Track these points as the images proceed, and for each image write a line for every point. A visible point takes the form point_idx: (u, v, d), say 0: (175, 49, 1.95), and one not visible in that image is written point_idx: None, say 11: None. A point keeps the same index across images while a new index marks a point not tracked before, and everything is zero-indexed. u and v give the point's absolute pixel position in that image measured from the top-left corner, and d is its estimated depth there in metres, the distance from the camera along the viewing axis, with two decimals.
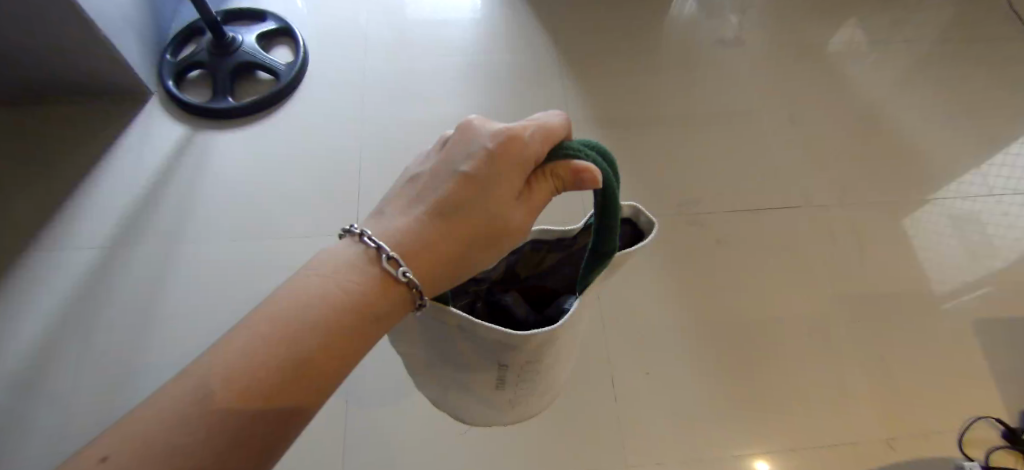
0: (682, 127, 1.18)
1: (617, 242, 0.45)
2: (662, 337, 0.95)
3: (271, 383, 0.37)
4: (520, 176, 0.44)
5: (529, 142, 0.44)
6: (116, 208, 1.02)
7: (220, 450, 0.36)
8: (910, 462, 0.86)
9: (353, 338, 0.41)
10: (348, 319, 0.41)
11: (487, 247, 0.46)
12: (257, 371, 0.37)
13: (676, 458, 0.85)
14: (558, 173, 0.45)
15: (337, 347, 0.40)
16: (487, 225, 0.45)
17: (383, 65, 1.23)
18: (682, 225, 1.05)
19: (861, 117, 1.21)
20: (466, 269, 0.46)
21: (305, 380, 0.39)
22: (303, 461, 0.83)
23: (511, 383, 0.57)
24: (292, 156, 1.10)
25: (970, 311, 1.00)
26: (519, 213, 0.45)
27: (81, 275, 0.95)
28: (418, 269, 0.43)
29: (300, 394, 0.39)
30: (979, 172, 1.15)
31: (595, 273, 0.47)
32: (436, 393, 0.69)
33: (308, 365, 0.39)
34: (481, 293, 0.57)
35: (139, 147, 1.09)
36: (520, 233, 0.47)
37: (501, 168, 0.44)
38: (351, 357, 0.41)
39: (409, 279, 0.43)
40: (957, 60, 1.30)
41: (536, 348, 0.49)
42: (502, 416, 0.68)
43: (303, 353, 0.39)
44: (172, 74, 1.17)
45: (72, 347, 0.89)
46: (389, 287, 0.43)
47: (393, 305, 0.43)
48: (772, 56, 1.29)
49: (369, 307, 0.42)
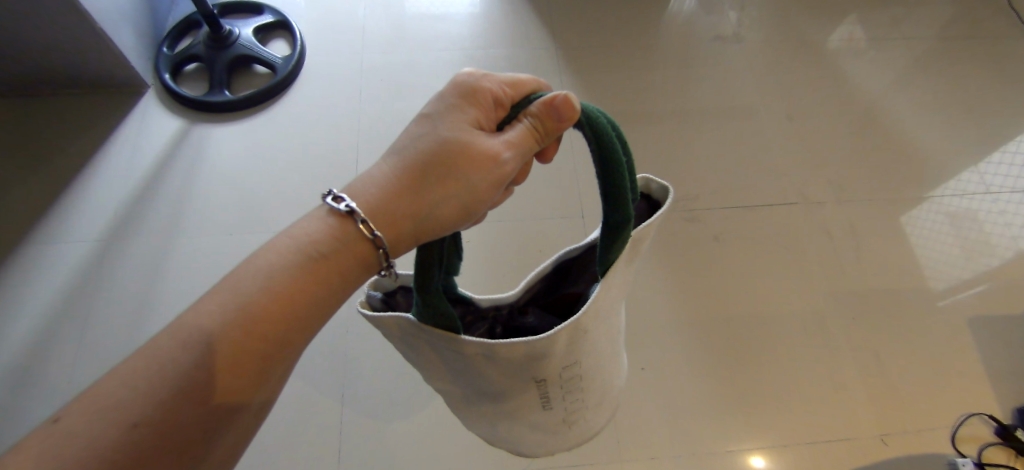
0: (681, 123, 1.17)
1: (630, 207, 0.43)
2: (658, 333, 0.95)
3: (214, 334, 0.40)
4: (474, 104, 0.47)
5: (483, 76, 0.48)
6: (113, 201, 1.02)
7: (165, 399, 0.38)
8: (903, 457, 0.87)
9: (299, 280, 0.42)
10: (293, 260, 0.42)
11: (451, 179, 0.46)
12: (202, 324, 0.40)
13: (671, 453, 0.86)
14: (529, 107, 0.46)
15: (283, 292, 0.41)
16: (445, 152, 0.46)
17: (381, 59, 1.22)
18: (680, 222, 1.05)
19: (860, 114, 1.21)
20: (433, 206, 0.46)
21: (248, 331, 0.40)
22: (300, 456, 0.84)
23: (556, 398, 0.57)
24: (290, 149, 1.10)
25: (966, 308, 1.00)
26: (480, 141, 0.46)
27: (77, 268, 0.95)
28: (371, 196, 0.45)
29: (244, 343, 0.40)
30: (976, 170, 1.15)
31: (615, 251, 0.44)
32: (488, 431, 0.68)
33: (249, 313, 0.40)
34: (501, 318, 0.54)
35: (135, 140, 1.08)
36: (491, 168, 0.46)
37: (452, 98, 0.48)
38: (302, 305, 0.42)
39: (352, 210, 0.44)
40: (956, 57, 1.30)
41: (567, 349, 0.49)
42: (560, 437, 0.67)
43: (244, 303, 0.41)
44: (168, 67, 1.16)
45: (69, 340, 0.89)
46: (338, 225, 0.44)
47: (344, 243, 0.44)
48: (771, 53, 1.29)
49: (315, 246, 0.43)
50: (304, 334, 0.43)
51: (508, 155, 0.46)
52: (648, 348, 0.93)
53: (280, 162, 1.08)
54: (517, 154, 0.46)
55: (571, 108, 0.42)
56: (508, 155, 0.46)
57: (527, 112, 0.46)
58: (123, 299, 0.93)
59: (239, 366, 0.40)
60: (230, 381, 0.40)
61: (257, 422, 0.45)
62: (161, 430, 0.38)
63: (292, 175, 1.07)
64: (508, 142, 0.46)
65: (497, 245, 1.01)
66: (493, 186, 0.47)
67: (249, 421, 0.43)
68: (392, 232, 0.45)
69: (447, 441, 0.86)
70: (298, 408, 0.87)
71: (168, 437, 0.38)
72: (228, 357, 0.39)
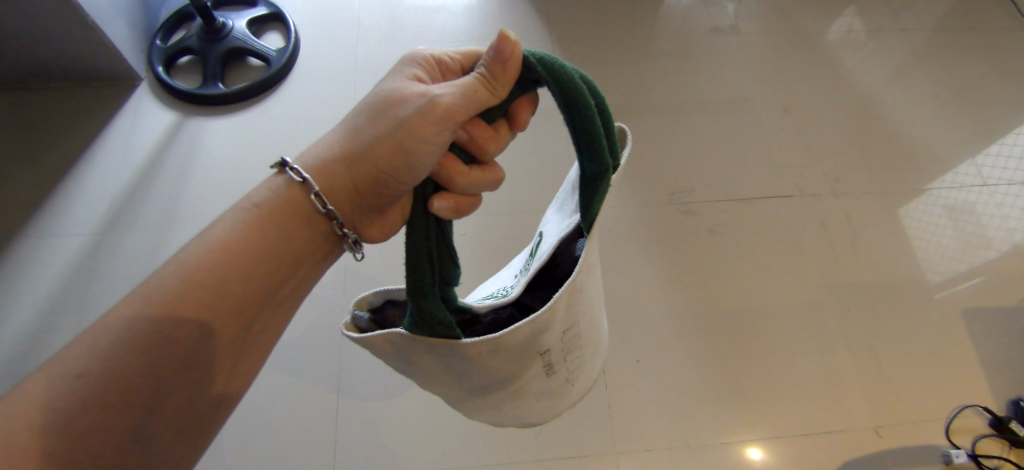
0: (677, 116, 1.17)
1: (603, 147, 0.46)
2: (651, 325, 0.95)
3: (162, 288, 0.49)
4: (414, 67, 0.56)
5: (425, 50, 0.57)
6: (105, 195, 1.01)
7: (137, 353, 0.47)
8: (898, 449, 0.88)
9: (234, 230, 0.51)
10: (230, 214, 0.52)
11: (386, 122, 0.52)
12: (151, 281, 0.49)
13: (664, 444, 0.86)
14: (480, 59, 0.50)
15: (219, 244, 0.50)
16: (382, 102, 0.53)
17: (375, 51, 1.21)
18: (675, 214, 1.05)
19: (857, 106, 1.21)
20: (368, 147, 0.53)
21: (188, 281, 0.49)
22: (295, 447, 0.84)
23: (559, 363, 0.57)
24: (279, 139, 1.09)
25: (962, 301, 1.01)
26: (412, 88, 0.53)
27: (70, 262, 0.95)
28: (316, 149, 0.55)
29: (197, 303, 0.48)
30: (975, 162, 1.15)
31: (600, 198, 0.47)
32: (492, 416, 0.66)
33: (190, 267, 0.49)
34: (496, 319, 0.56)
35: (127, 134, 1.07)
36: (422, 104, 0.51)
37: (395, 67, 0.57)
38: (240, 255, 0.50)
39: (282, 162, 0.53)
40: (955, 49, 1.29)
41: (565, 314, 0.51)
42: (563, 403, 0.67)
43: (187, 259, 0.50)
44: (161, 59, 1.15)
45: (64, 331, 0.89)
46: (274, 180, 0.54)
47: (278, 193, 0.53)
48: (769, 45, 1.28)
49: (250, 200, 0.52)
50: (245, 283, 0.50)
51: (440, 93, 0.51)
52: (640, 339, 0.93)
53: (275, 153, 1.08)
54: (448, 91, 0.50)
55: (504, 38, 0.47)
56: (441, 92, 0.51)
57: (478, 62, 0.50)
58: (117, 289, 0.93)
59: (180, 310, 0.48)
60: (172, 324, 0.48)
61: (240, 377, 0.53)
62: (113, 368, 0.46)
63: None
64: (439, 85, 0.52)
65: (492, 238, 1.00)
66: (429, 120, 0.51)
67: (206, 371, 0.50)
68: (327, 174, 0.53)
69: (441, 433, 0.85)
70: (291, 400, 0.87)
71: (122, 374, 0.46)
72: (172, 303, 0.48)
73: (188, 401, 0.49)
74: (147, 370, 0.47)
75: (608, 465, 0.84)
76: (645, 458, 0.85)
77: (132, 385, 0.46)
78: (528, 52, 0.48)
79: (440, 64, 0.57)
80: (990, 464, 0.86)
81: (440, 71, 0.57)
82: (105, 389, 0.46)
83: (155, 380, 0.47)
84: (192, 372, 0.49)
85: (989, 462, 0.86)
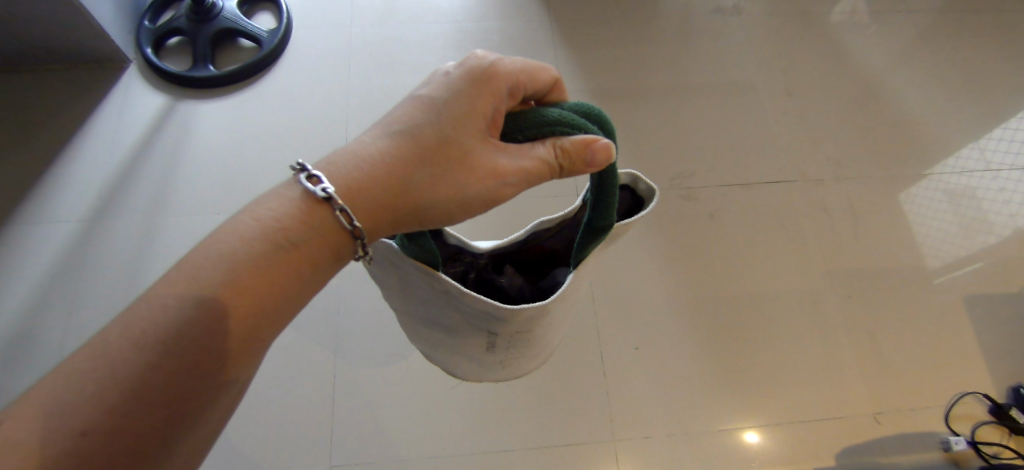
0: (678, 99, 1.15)
1: (615, 216, 0.45)
2: (651, 311, 0.94)
3: (176, 328, 0.38)
4: (482, 93, 0.43)
5: (505, 74, 0.44)
6: (95, 180, 0.99)
7: (116, 403, 0.37)
8: (896, 436, 0.87)
9: (267, 273, 0.40)
10: (259, 250, 0.40)
11: (445, 181, 0.44)
12: (157, 316, 0.39)
13: (663, 430, 0.86)
14: (559, 138, 0.43)
15: (229, 270, 0.40)
16: (443, 150, 0.44)
17: (369, 32, 1.18)
18: (676, 199, 1.03)
19: (860, 90, 1.19)
20: (425, 207, 0.44)
21: (211, 326, 0.39)
22: (290, 435, 0.82)
23: (501, 348, 0.55)
24: (275, 130, 1.07)
25: (961, 286, 1.00)
26: (485, 151, 0.44)
27: (61, 249, 0.93)
28: (359, 180, 0.43)
29: (201, 344, 0.39)
30: (978, 146, 1.13)
31: (588, 249, 0.47)
32: (427, 348, 0.66)
33: (211, 309, 0.39)
34: (475, 265, 0.56)
35: (117, 115, 1.05)
36: (490, 185, 0.44)
37: (462, 89, 0.44)
38: (260, 287, 0.40)
39: (329, 196, 0.41)
40: (960, 31, 1.27)
41: (526, 321, 0.48)
42: (491, 376, 0.67)
43: (205, 295, 0.39)
44: (151, 41, 1.12)
45: (57, 319, 0.88)
46: (312, 210, 0.42)
47: (318, 231, 0.42)
48: (772, 26, 1.25)
49: (286, 234, 0.41)
50: (261, 317, 0.41)
51: (512, 179, 0.44)
52: (638, 325, 0.93)
53: (269, 137, 1.06)
54: (521, 180, 0.44)
55: (609, 160, 0.42)
56: (514, 178, 0.44)
57: (556, 143, 0.43)
58: (108, 277, 0.92)
59: (204, 361, 0.39)
60: (194, 377, 0.39)
61: (229, 410, 0.45)
62: (124, 424, 0.37)
63: (282, 147, 1.05)
64: (515, 162, 0.44)
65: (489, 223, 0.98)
66: (488, 201, 0.45)
67: (223, 407, 0.43)
68: (376, 225, 0.43)
69: (438, 421, 0.84)
70: (286, 389, 0.85)
71: (137, 431, 0.37)
72: (192, 350, 0.39)
73: (203, 439, 0.43)
74: (137, 429, 0.37)
75: (608, 452, 0.84)
76: (644, 445, 0.84)
77: (146, 444, 0.38)
78: (573, 104, 0.44)
79: (515, 98, 0.45)
80: (990, 451, 0.86)
81: (512, 106, 0.45)
82: (117, 450, 0.37)
83: (173, 434, 0.39)
84: (185, 425, 0.39)
85: (989, 449, 0.86)
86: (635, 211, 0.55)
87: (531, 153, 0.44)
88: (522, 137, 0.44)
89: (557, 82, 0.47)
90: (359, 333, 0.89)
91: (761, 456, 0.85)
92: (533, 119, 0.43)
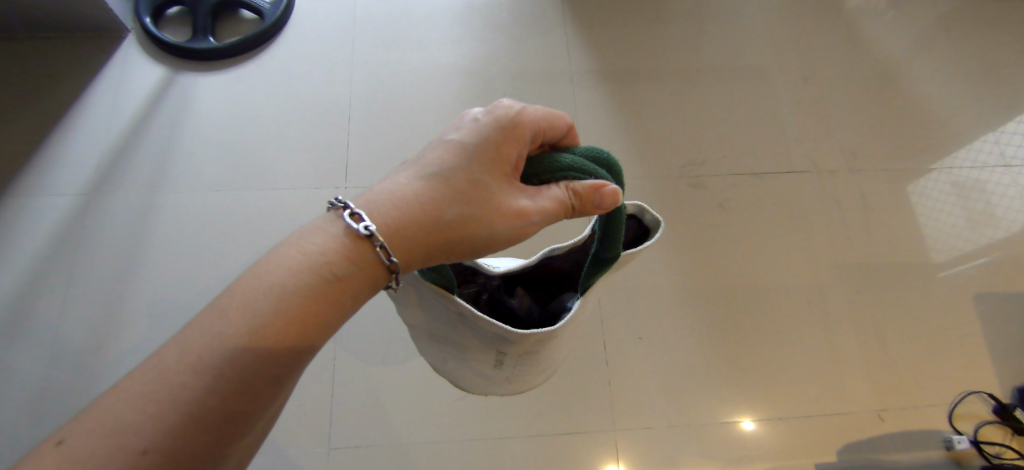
0: (688, 84, 1.12)
1: (621, 246, 0.45)
2: (656, 304, 0.92)
3: (224, 351, 0.37)
4: (508, 143, 0.43)
5: (528, 121, 0.43)
6: (91, 156, 0.97)
7: (171, 425, 0.36)
8: (899, 433, 0.87)
9: (314, 306, 0.39)
10: (307, 284, 0.39)
11: (470, 220, 0.43)
12: (205, 340, 0.37)
13: (664, 423, 0.85)
14: (576, 184, 0.43)
15: (280, 300, 0.38)
16: (468, 191, 0.43)
17: (373, 6, 1.15)
18: (683, 189, 1.01)
19: (875, 78, 1.16)
20: (452, 244, 0.43)
21: (263, 351, 0.38)
22: (293, 419, 0.82)
23: (509, 366, 0.54)
24: (278, 110, 1.04)
25: (968, 282, 0.98)
26: (509, 194, 0.43)
27: (56, 226, 0.92)
28: (396, 219, 0.41)
29: (250, 368, 0.37)
30: (993, 140, 1.10)
31: (595, 277, 0.47)
32: (434, 359, 0.62)
33: (264, 335, 0.37)
34: (488, 286, 0.55)
35: (114, 90, 1.02)
36: (514, 225, 0.43)
37: (489, 135, 0.43)
38: (308, 316, 0.39)
39: (371, 233, 0.40)
40: (980, 17, 1.23)
41: (537, 342, 0.48)
42: (497, 391, 0.61)
43: (254, 321, 0.37)
44: (149, 9, 1.08)
45: (53, 297, 0.87)
46: (355, 246, 0.40)
47: (361, 268, 0.40)
48: (788, 10, 1.21)
49: (331, 268, 0.40)
50: (308, 343, 0.39)
51: (536, 219, 0.43)
52: (641, 318, 0.91)
53: (270, 116, 1.03)
54: (544, 220, 0.43)
55: (617, 202, 0.42)
56: (535, 219, 0.43)
57: (571, 187, 0.43)
58: (105, 257, 0.90)
59: (254, 383, 0.37)
60: (245, 397, 0.37)
61: (266, 428, 0.44)
62: (177, 446, 0.35)
63: (283, 126, 1.03)
64: (538, 203, 0.43)
65: None
66: (511, 240, 0.44)
67: (263, 421, 0.41)
68: (412, 260, 0.42)
69: (439, 407, 0.84)
70: None
71: (188, 454, 0.36)
72: (245, 371, 0.37)
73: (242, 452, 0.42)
74: (186, 451, 0.36)
75: (609, 442, 0.84)
76: (645, 437, 0.84)
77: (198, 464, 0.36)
78: (583, 147, 0.44)
79: (535, 144, 0.44)
80: (991, 451, 0.86)
81: (533, 150, 0.45)
82: None
83: (222, 456, 0.37)
84: (230, 449, 0.38)
85: (990, 448, 0.87)
86: (642, 240, 0.54)
87: (550, 198, 0.43)
88: (539, 182, 0.44)
89: (569, 123, 0.45)
90: (359, 316, 0.88)
91: (761, 449, 0.85)
92: (547, 164, 0.43)
